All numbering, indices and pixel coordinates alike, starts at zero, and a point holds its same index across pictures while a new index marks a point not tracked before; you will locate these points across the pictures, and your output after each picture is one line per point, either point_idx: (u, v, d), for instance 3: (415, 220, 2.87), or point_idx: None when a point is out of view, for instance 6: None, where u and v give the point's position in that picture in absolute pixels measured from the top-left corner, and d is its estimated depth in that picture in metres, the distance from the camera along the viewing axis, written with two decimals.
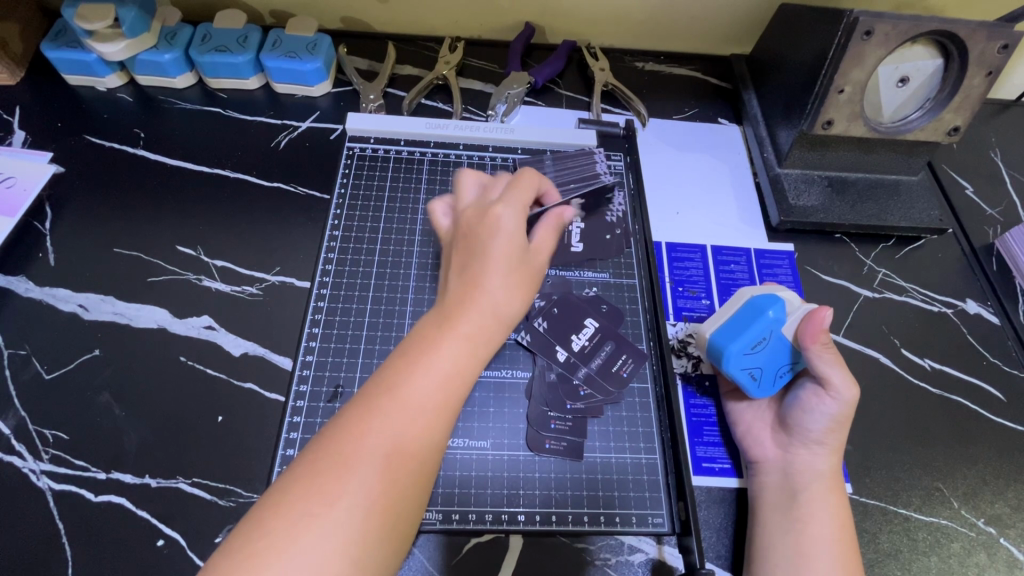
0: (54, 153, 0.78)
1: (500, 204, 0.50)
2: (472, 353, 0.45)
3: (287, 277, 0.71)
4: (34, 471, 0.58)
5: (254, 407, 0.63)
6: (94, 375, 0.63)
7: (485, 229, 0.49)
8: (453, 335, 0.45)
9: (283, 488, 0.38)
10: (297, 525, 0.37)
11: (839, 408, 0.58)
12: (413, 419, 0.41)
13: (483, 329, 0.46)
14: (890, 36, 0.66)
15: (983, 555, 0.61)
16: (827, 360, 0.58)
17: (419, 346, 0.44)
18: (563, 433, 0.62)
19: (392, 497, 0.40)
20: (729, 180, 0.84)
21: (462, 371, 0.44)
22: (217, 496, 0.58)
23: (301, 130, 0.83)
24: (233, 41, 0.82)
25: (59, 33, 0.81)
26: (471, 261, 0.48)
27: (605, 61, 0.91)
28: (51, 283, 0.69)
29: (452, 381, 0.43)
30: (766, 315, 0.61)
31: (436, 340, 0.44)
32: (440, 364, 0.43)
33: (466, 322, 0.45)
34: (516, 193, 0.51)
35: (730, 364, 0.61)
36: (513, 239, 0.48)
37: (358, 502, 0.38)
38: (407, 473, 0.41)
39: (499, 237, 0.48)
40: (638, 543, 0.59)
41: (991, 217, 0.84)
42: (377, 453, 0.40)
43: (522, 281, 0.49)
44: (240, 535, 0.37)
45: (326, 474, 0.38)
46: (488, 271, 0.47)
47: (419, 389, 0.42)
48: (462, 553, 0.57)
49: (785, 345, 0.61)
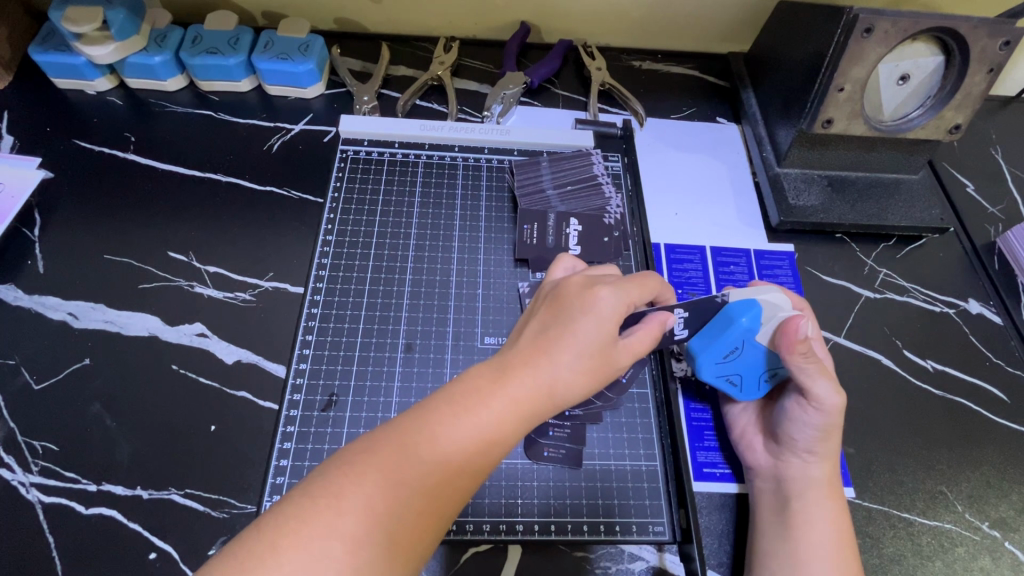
0: (42, 158, 0.77)
1: (605, 288, 0.51)
2: (523, 417, 0.45)
3: (281, 282, 0.70)
4: (23, 483, 0.57)
5: (248, 416, 0.62)
6: (84, 385, 0.62)
7: (582, 304, 0.50)
8: (504, 391, 0.44)
9: (309, 497, 0.38)
10: (320, 534, 0.36)
11: (824, 418, 0.57)
12: (454, 465, 0.41)
13: (540, 398, 0.45)
14: (890, 33, 0.65)
15: (987, 559, 0.60)
16: (805, 372, 0.56)
17: (471, 392, 0.44)
18: (561, 440, 0.61)
19: (416, 532, 0.39)
20: (728, 180, 0.83)
21: (510, 433, 0.44)
22: (210, 508, 0.57)
23: (294, 132, 0.82)
24: (225, 42, 0.81)
25: (47, 35, 0.80)
26: (551, 326, 0.49)
27: (602, 60, 0.90)
28: (39, 291, 0.68)
29: (498, 439, 0.43)
30: (737, 324, 0.57)
31: (487, 392, 0.44)
32: (490, 421, 0.43)
33: (525, 385, 0.45)
34: (628, 284, 0.52)
35: (704, 373, 0.60)
36: (610, 327, 0.49)
37: (374, 523, 0.38)
38: (437, 515, 0.40)
39: (592, 316, 0.49)
40: (639, 551, 0.58)
41: (993, 215, 0.83)
42: (409, 486, 0.39)
43: (596, 370, 0.48)
44: (256, 532, 0.36)
45: (355, 492, 0.38)
46: (562, 345, 0.47)
47: (465, 436, 0.42)
48: (461, 563, 0.56)
49: (760, 352, 0.58)
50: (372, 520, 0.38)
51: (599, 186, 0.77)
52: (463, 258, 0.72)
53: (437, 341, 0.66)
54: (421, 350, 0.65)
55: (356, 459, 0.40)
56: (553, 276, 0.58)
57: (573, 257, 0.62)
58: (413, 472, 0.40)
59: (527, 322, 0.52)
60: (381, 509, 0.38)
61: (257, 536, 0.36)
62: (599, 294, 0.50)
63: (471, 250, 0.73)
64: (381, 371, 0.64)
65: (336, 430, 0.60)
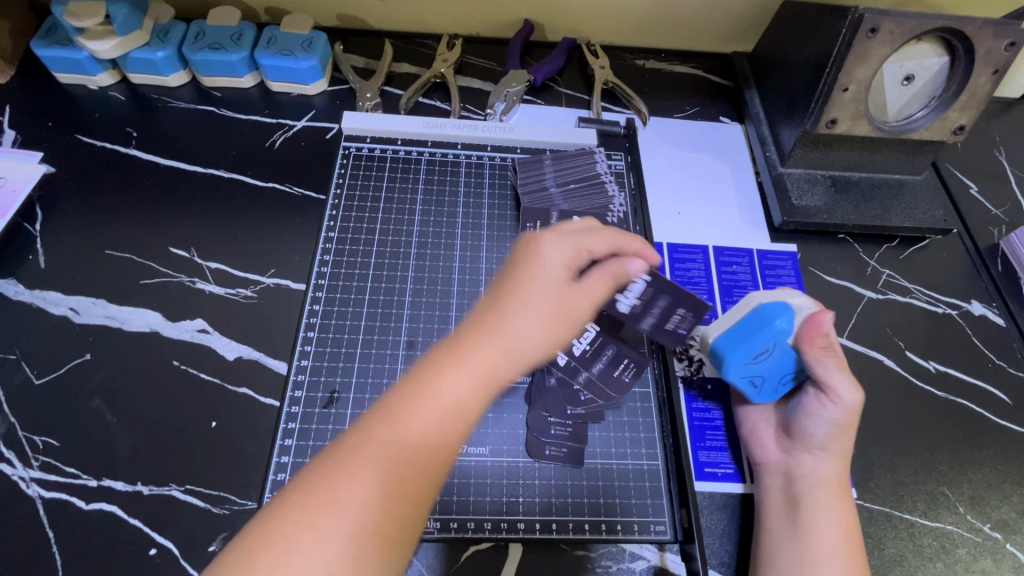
0: (44, 152, 0.77)
1: (554, 243, 0.52)
2: (488, 383, 0.45)
3: (282, 279, 0.70)
4: (23, 478, 0.57)
5: (248, 413, 0.62)
6: (85, 380, 0.62)
7: (534, 261, 0.51)
8: (463, 366, 0.44)
9: (284, 498, 0.39)
10: (311, 523, 0.38)
11: (843, 413, 0.57)
12: (419, 445, 0.41)
13: (502, 363, 0.45)
14: (895, 33, 0.64)
15: (988, 561, 0.60)
16: (830, 371, 0.56)
17: (432, 366, 0.44)
18: (563, 439, 0.61)
19: (400, 512, 0.40)
20: (731, 180, 0.83)
21: (480, 404, 0.44)
22: (211, 504, 0.57)
23: (296, 129, 0.81)
24: (227, 38, 0.80)
25: (50, 30, 0.80)
26: (504, 286, 0.50)
27: (605, 58, 0.90)
28: (41, 286, 0.68)
29: (464, 409, 0.43)
30: (773, 326, 0.58)
31: (447, 367, 0.44)
32: (455, 393, 0.43)
33: (482, 353, 0.45)
34: (575, 232, 0.54)
35: (731, 372, 0.59)
36: (563, 279, 0.50)
37: (350, 518, 0.38)
38: (412, 500, 0.40)
39: (544, 271, 0.50)
40: (640, 550, 0.58)
41: (996, 217, 0.83)
42: (378, 476, 0.40)
43: (557, 325, 0.49)
44: (246, 536, 0.37)
45: (339, 476, 0.39)
46: (516, 309, 0.47)
47: (433, 411, 0.42)
48: (461, 560, 0.56)
49: (790, 357, 0.58)
50: (357, 503, 0.39)
51: (602, 184, 0.77)
52: (466, 255, 0.72)
53: (438, 339, 0.66)
54: (422, 348, 0.65)
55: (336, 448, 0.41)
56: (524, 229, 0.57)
57: None
58: (388, 451, 0.40)
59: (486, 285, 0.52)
60: (365, 494, 0.39)
61: (244, 546, 0.37)
62: (549, 251, 0.51)
63: (473, 248, 0.73)
64: (382, 369, 0.64)
65: (337, 427, 0.60)
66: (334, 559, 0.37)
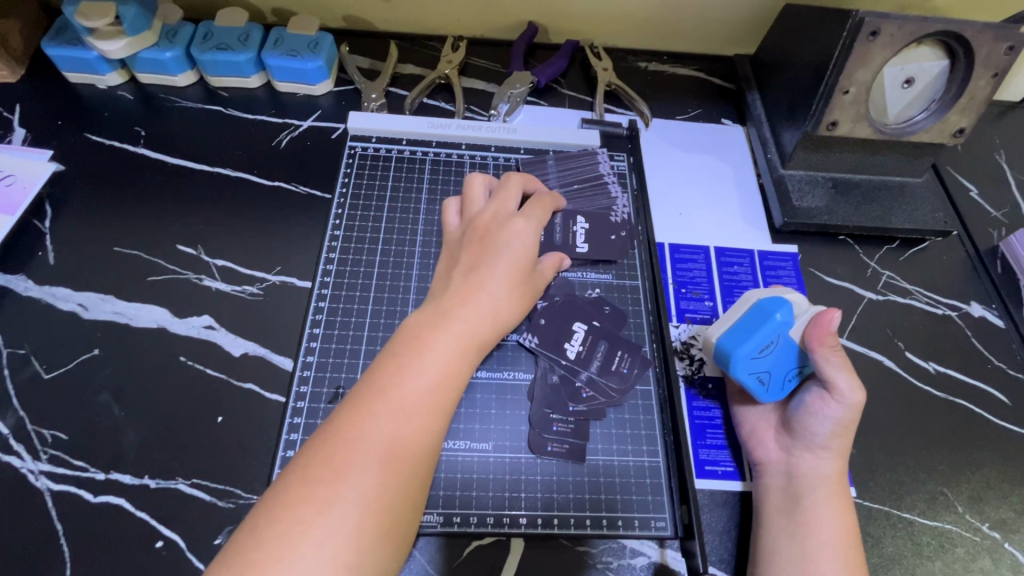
0: (54, 151, 0.78)
1: (517, 220, 0.58)
2: (465, 348, 0.50)
3: (288, 276, 0.71)
4: (32, 471, 0.58)
5: (254, 409, 0.62)
6: (93, 376, 0.63)
7: (500, 238, 0.56)
8: (443, 336, 0.49)
9: (296, 473, 0.42)
10: (326, 492, 0.41)
11: (845, 412, 0.58)
12: (416, 408, 0.45)
13: (478, 332, 0.51)
14: (895, 37, 0.65)
15: (987, 560, 0.61)
16: (834, 364, 0.57)
17: (417, 340, 0.49)
18: (565, 435, 0.62)
19: (406, 471, 0.44)
20: (733, 181, 0.84)
21: (461, 366, 0.49)
22: (217, 498, 0.58)
23: (302, 129, 0.82)
24: (235, 39, 0.81)
25: (60, 30, 0.81)
26: (473, 269, 0.54)
27: (608, 60, 0.90)
28: (51, 282, 0.69)
29: (452, 375, 0.48)
30: (773, 320, 0.59)
31: (429, 340, 0.49)
32: (440, 360, 0.48)
33: (462, 323, 0.50)
34: (530, 212, 0.60)
35: (738, 368, 0.59)
36: (525, 253, 0.56)
37: (362, 481, 0.42)
38: (414, 460, 0.44)
39: (512, 244, 0.56)
40: (640, 547, 0.59)
41: (996, 220, 0.83)
42: (381, 441, 0.43)
43: (520, 293, 0.55)
44: (264, 512, 0.40)
45: (347, 446, 0.43)
46: (489, 280, 0.53)
47: (424, 378, 0.47)
48: (464, 555, 0.57)
49: (793, 349, 0.59)
50: (367, 468, 0.42)
51: (605, 185, 0.78)
52: None
53: None
54: None
55: (337, 422, 0.44)
56: (476, 200, 0.61)
57: (476, 173, 0.64)
58: (387, 416, 0.44)
59: (450, 269, 0.56)
60: (373, 458, 0.43)
61: (266, 521, 0.39)
62: (513, 228, 0.57)
63: None
64: None
65: None
66: (350, 519, 0.40)
